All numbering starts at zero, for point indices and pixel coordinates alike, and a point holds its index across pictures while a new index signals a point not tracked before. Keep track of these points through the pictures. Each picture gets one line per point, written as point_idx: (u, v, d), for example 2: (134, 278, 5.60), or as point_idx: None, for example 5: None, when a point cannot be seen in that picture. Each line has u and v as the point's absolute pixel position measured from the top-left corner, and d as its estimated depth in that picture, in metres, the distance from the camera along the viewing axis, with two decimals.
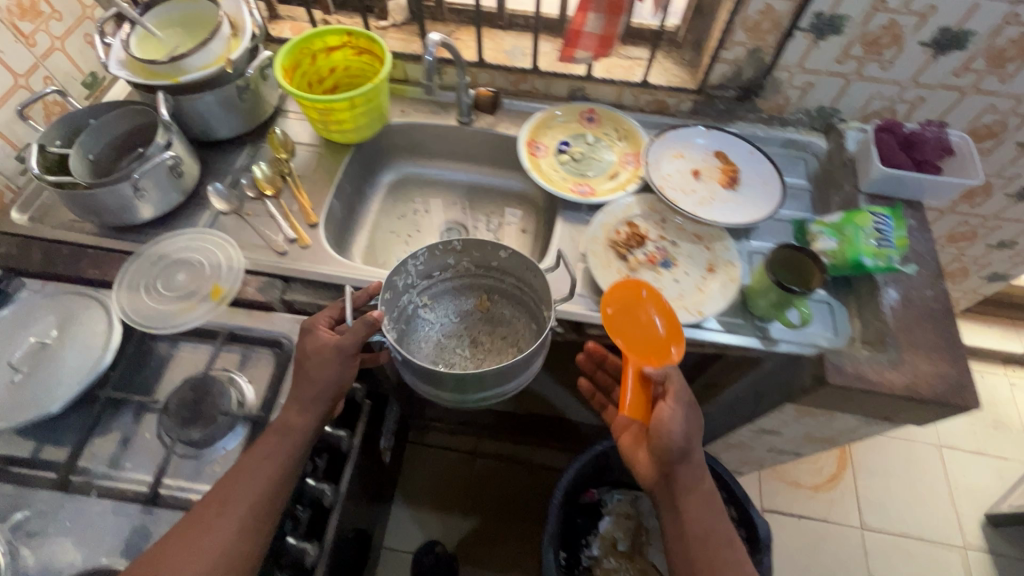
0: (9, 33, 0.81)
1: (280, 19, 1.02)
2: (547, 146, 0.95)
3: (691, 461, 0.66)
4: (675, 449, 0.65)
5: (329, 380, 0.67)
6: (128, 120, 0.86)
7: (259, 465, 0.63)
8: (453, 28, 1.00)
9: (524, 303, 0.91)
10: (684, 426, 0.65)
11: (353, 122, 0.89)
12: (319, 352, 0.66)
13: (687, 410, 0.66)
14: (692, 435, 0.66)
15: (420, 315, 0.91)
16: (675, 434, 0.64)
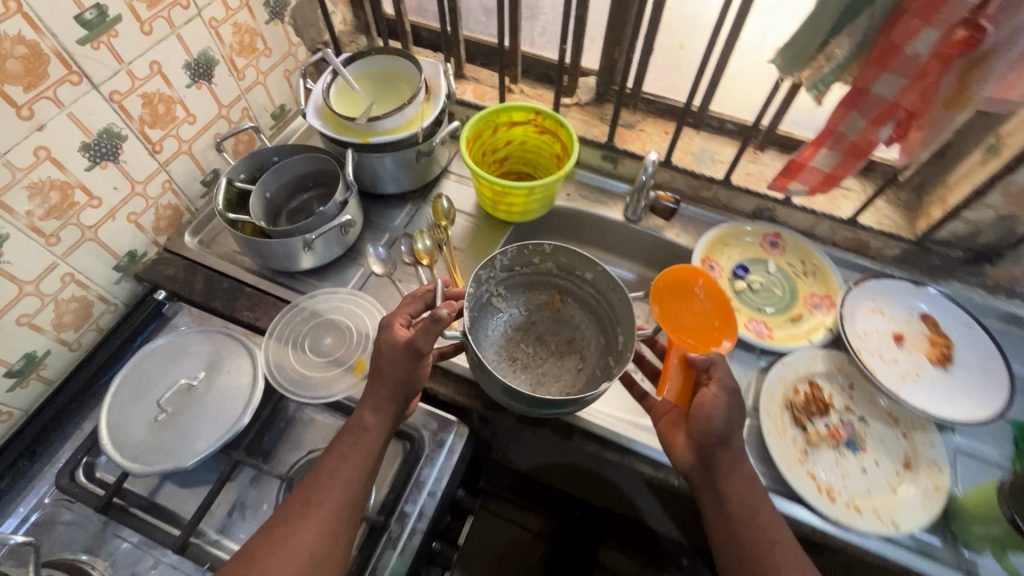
0: (226, 67, 0.83)
1: (465, 79, 1.02)
2: (722, 267, 0.86)
3: (733, 448, 0.61)
4: (716, 435, 0.61)
5: (406, 378, 0.64)
6: (308, 164, 0.87)
7: (340, 469, 0.61)
8: (639, 118, 0.95)
9: (597, 314, 0.93)
10: (723, 409, 0.61)
11: (522, 208, 0.85)
12: (393, 348, 0.63)
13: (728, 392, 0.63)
14: (731, 422, 0.62)
15: (492, 305, 0.94)
16: (714, 418, 0.61)
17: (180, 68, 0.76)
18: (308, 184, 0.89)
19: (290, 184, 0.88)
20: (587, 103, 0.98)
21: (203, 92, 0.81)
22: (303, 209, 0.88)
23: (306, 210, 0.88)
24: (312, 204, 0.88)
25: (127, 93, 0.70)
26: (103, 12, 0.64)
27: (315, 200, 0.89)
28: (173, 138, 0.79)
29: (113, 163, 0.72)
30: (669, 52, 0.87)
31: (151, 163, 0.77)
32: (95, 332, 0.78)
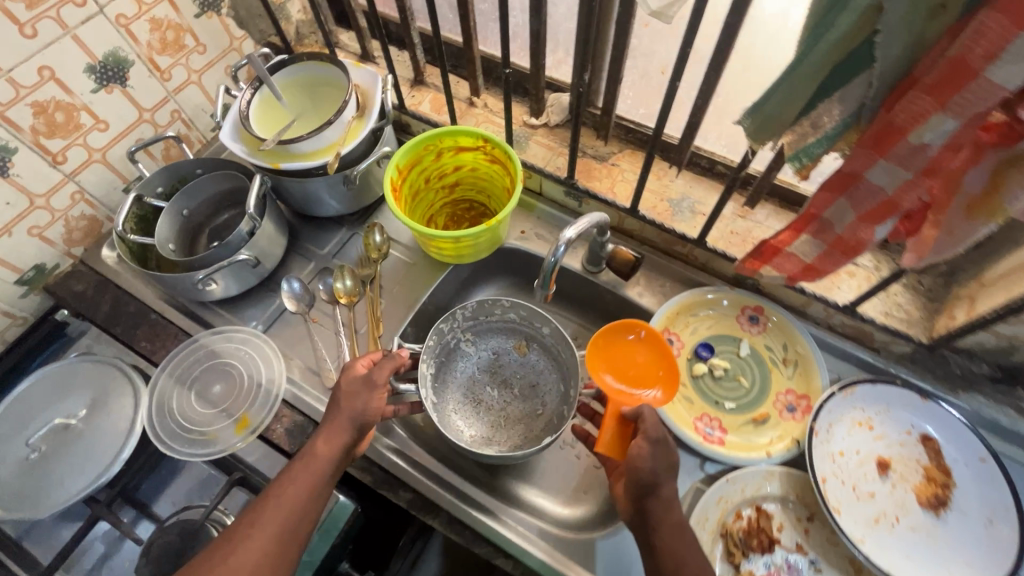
0: (145, 67, 0.75)
1: (425, 85, 0.89)
2: (682, 344, 0.73)
3: (664, 498, 0.54)
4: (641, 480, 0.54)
5: (354, 412, 0.58)
6: (230, 180, 0.79)
7: (269, 518, 0.53)
8: (614, 149, 0.80)
9: (564, 368, 0.78)
10: (654, 456, 0.55)
11: (457, 254, 0.74)
12: (353, 379, 0.60)
13: (661, 437, 0.56)
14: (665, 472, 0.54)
15: (456, 351, 0.80)
16: (641, 467, 0.54)
17: (81, 72, 0.69)
18: (233, 200, 0.81)
19: (211, 199, 0.80)
20: (558, 125, 0.83)
21: (116, 97, 0.74)
22: (225, 227, 0.81)
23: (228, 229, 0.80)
24: (235, 223, 0.81)
25: (10, 104, 0.64)
26: None
27: (238, 218, 0.81)
28: (80, 146, 0.73)
29: (2, 178, 0.66)
30: (649, 76, 0.71)
31: (54, 175, 0.72)
32: (1, 345, 0.75)
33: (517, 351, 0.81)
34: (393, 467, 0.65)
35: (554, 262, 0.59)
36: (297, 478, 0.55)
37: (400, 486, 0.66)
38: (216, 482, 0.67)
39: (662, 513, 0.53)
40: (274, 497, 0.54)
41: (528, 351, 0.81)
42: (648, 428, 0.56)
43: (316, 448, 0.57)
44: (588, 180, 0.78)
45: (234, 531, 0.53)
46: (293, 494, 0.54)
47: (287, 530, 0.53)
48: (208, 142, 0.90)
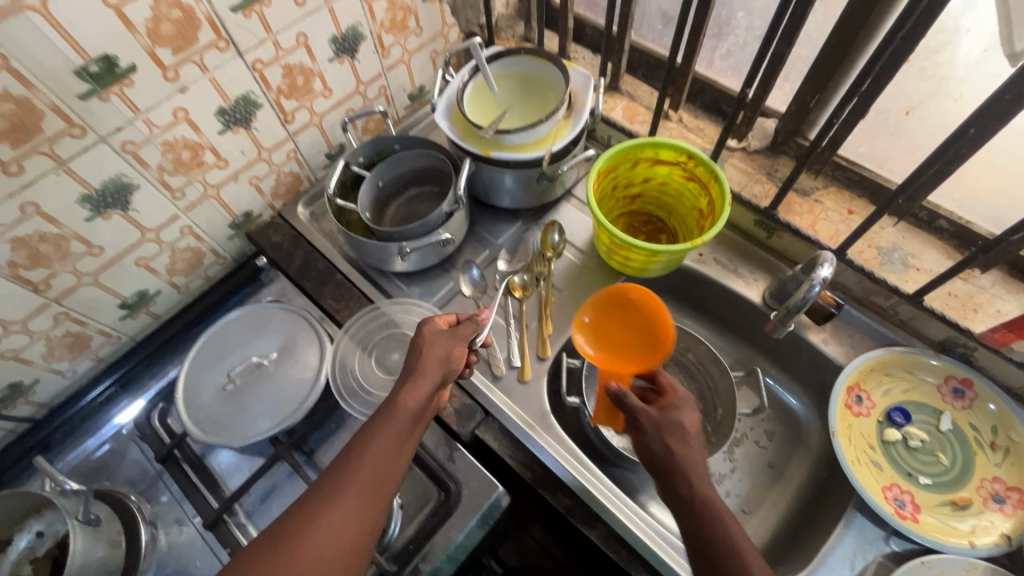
0: (373, 43, 0.80)
1: (618, 92, 0.90)
2: (873, 404, 0.68)
3: (673, 471, 0.53)
4: (650, 452, 0.55)
5: (440, 359, 0.59)
6: (428, 163, 0.82)
7: (347, 499, 0.48)
8: (817, 185, 0.77)
9: (707, 388, 0.76)
10: (658, 433, 0.55)
11: (640, 269, 0.74)
12: (436, 333, 0.60)
13: (663, 416, 0.56)
14: (672, 443, 0.54)
15: None
16: (652, 447, 0.55)
17: (326, 41, 0.73)
18: (421, 180, 0.84)
19: (403, 176, 0.83)
20: (756, 151, 0.81)
21: (345, 67, 0.79)
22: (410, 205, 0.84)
23: (415, 205, 0.84)
24: (420, 202, 0.84)
25: (269, 63, 0.69)
26: None
27: (423, 198, 0.84)
28: (306, 109, 0.78)
29: (245, 129, 0.72)
30: (888, 113, 0.67)
31: (281, 132, 0.77)
32: (202, 279, 0.82)
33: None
34: (557, 468, 0.65)
35: (805, 303, 0.60)
36: (388, 424, 0.53)
37: (560, 489, 0.65)
38: None
39: (686, 482, 0.52)
40: (359, 461, 0.50)
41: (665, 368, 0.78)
42: (640, 407, 0.57)
43: (384, 417, 0.54)
44: (786, 213, 0.75)
45: (309, 508, 0.48)
46: (383, 450, 0.51)
47: (373, 495, 0.49)
48: (400, 120, 0.94)
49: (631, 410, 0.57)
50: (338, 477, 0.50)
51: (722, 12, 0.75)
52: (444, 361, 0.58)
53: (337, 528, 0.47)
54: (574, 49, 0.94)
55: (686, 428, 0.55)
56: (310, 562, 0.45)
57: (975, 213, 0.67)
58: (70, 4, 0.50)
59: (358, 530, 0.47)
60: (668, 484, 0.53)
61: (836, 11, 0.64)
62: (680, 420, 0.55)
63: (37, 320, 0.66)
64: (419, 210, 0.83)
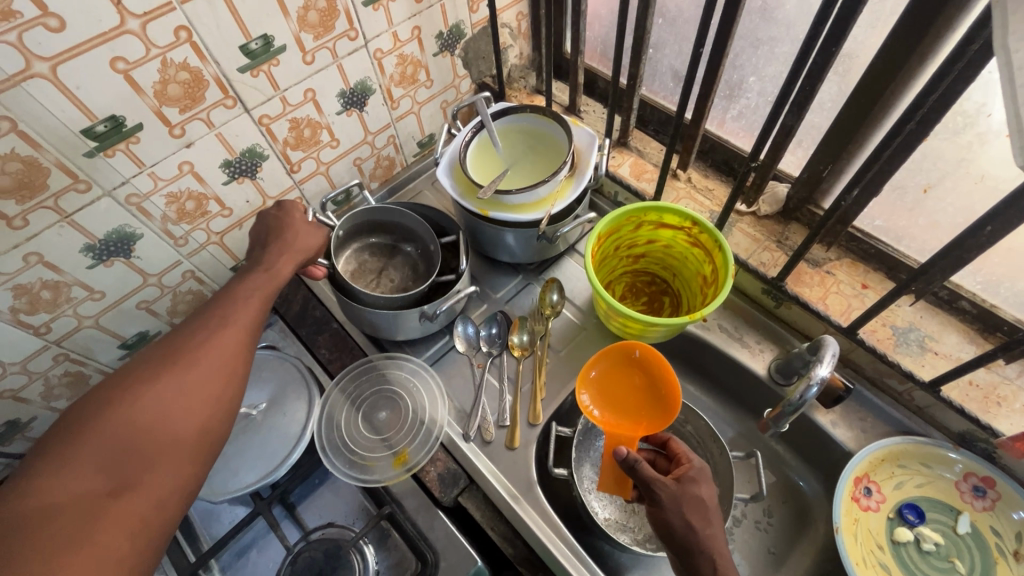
0: (382, 96, 0.81)
1: (627, 148, 0.88)
2: (884, 499, 0.64)
3: (698, 550, 0.51)
4: (674, 531, 0.52)
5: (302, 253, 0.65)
6: (369, 213, 0.75)
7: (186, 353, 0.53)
8: (830, 255, 0.73)
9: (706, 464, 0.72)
10: (677, 508, 0.53)
11: (638, 335, 0.71)
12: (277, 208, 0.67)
13: (682, 489, 0.54)
14: (694, 520, 0.52)
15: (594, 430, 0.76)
16: (671, 523, 0.52)
17: (335, 96, 0.74)
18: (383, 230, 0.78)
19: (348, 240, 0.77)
20: (767, 215, 0.78)
21: (353, 119, 0.80)
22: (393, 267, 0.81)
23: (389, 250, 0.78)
24: (382, 254, 0.78)
25: (276, 117, 0.70)
26: (269, 43, 0.63)
27: (382, 251, 0.78)
28: (312, 159, 0.79)
29: (250, 179, 0.73)
30: (905, 189, 0.64)
31: (286, 182, 0.78)
32: None
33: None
34: (539, 544, 0.63)
35: (802, 402, 0.56)
36: (253, 295, 0.60)
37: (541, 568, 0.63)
38: (367, 511, 0.68)
39: (708, 564, 0.50)
40: (226, 324, 0.57)
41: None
42: (657, 478, 0.54)
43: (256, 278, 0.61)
44: (795, 284, 0.72)
45: (182, 353, 0.53)
46: (249, 308, 0.59)
47: (240, 351, 0.56)
48: (408, 167, 0.95)
49: (651, 482, 0.54)
50: (207, 331, 0.56)
51: (733, 76, 0.74)
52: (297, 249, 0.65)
53: (212, 371, 0.53)
54: (586, 102, 0.93)
55: (707, 502, 0.53)
56: (166, 410, 0.50)
57: (999, 296, 0.62)
58: (80, 73, 0.52)
59: (229, 370, 0.54)
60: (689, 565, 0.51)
61: (851, 83, 0.62)
62: (700, 494, 0.53)
63: (36, 361, 0.68)
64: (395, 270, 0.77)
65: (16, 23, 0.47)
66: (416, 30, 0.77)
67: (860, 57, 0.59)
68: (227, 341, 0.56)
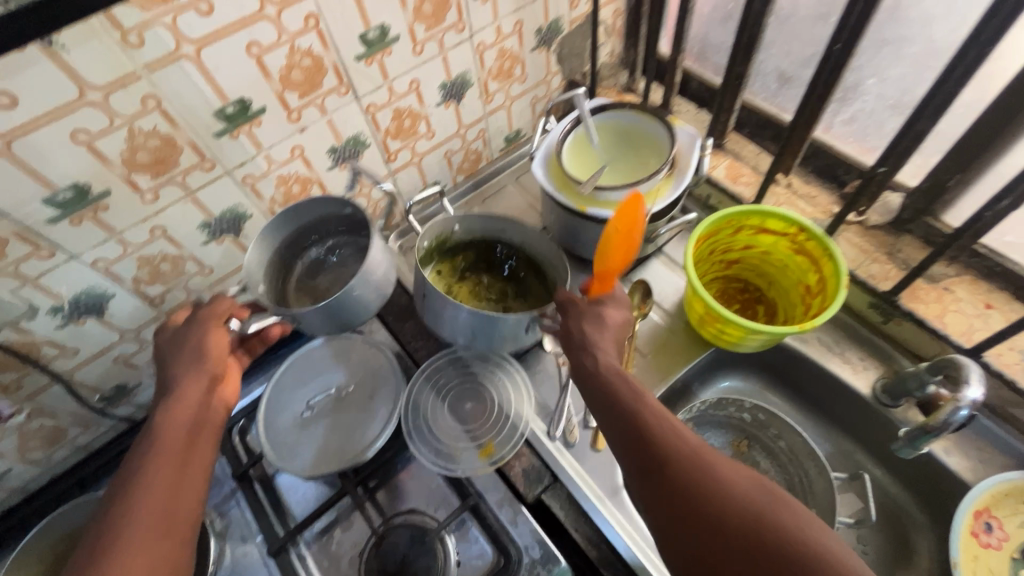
0: (478, 90, 0.81)
1: (723, 151, 0.85)
2: (1007, 537, 0.59)
3: (605, 367, 0.52)
4: (583, 352, 0.54)
5: (200, 385, 0.55)
6: (281, 233, 0.70)
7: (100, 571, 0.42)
8: (949, 271, 0.68)
9: (801, 483, 0.68)
10: (580, 322, 0.56)
11: (735, 342, 0.69)
12: (169, 341, 0.58)
13: (589, 308, 0.57)
14: (590, 330, 0.55)
15: None
16: (570, 329, 0.56)
17: (436, 87, 0.75)
18: (294, 260, 0.73)
19: (279, 279, 0.72)
20: (877, 226, 0.73)
21: (449, 112, 0.80)
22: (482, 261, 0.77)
23: (325, 262, 0.74)
24: (318, 267, 0.74)
25: (382, 107, 0.72)
26: (385, 32, 0.64)
27: (320, 264, 0.74)
28: (408, 149, 0.80)
29: (351, 166, 0.75)
30: None
31: (383, 170, 0.80)
32: None
33: (735, 452, 0.74)
34: (625, 551, 0.62)
35: (945, 425, 0.55)
36: (162, 468, 0.49)
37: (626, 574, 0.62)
38: (448, 501, 0.68)
39: (594, 362, 0.52)
40: (130, 509, 0.46)
41: (749, 451, 0.73)
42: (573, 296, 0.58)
43: (148, 442, 0.51)
44: (908, 299, 0.67)
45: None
46: (155, 496, 0.47)
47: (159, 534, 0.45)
48: (493, 162, 0.95)
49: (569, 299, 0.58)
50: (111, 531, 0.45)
51: (851, 78, 0.70)
52: (194, 387, 0.55)
53: None
54: (678, 102, 0.91)
55: (607, 316, 0.56)
56: None
57: None
58: (220, 55, 0.54)
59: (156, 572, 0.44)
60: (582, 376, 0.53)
61: (996, 88, 0.57)
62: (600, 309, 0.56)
63: (147, 331, 0.71)
64: (341, 269, 0.73)
65: (172, 5, 0.49)
66: (518, 24, 0.77)
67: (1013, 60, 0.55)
68: (137, 545, 0.44)
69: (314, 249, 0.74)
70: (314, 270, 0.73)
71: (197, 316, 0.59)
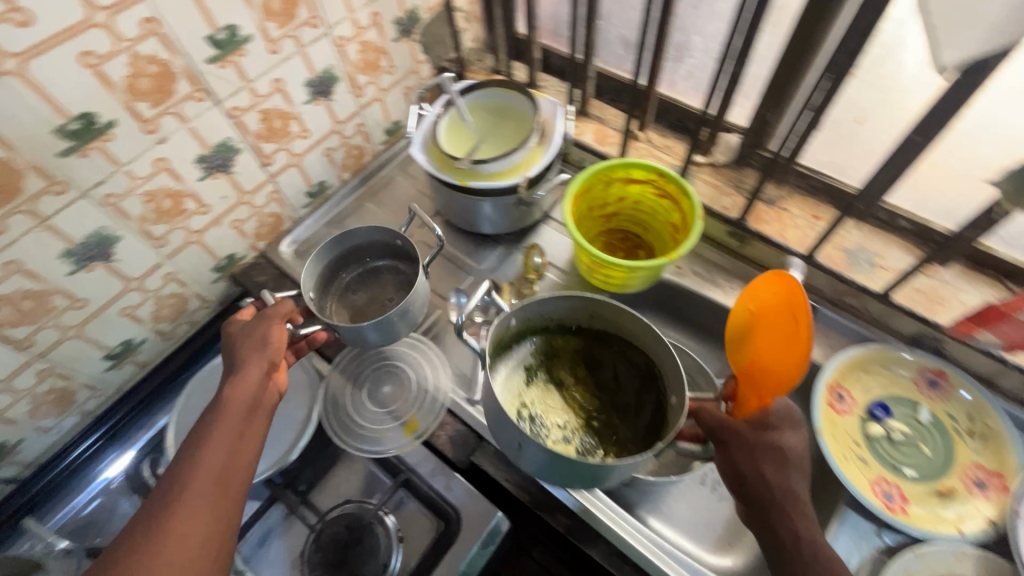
0: (347, 84, 0.82)
1: (588, 117, 0.93)
2: (855, 402, 0.71)
3: (754, 478, 0.55)
4: (740, 474, 0.56)
5: (264, 363, 0.59)
6: (332, 248, 0.74)
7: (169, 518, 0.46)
8: (783, 194, 0.79)
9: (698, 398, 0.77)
10: (750, 454, 0.56)
11: (620, 283, 0.76)
12: (240, 329, 0.62)
13: (757, 437, 0.56)
14: (773, 476, 0.55)
15: None
16: (736, 464, 0.56)
17: (302, 85, 0.75)
18: (341, 270, 0.77)
19: (327, 289, 0.76)
20: (723, 165, 0.84)
21: (321, 109, 0.81)
22: (555, 354, 0.72)
23: (371, 281, 0.78)
24: (364, 282, 0.77)
25: (247, 109, 0.71)
26: (235, 33, 0.64)
27: (364, 279, 0.78)
28: (285, 151, 0.80)
29: (225, 174, 0.73)
30: (841, 123, 0.69)
31: (261, 175, 0.78)
32: (188, 325, 0.83)
33: None
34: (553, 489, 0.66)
35: None
36: (226, 434, 0.53)
37: (558, 509, 0.66)
38: (381, 482, 0.70)
39: (790, 514, 0.53)
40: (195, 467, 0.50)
41: None
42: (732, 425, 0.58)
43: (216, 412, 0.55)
44: (754, 222, 0.78)
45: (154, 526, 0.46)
46: (217, 458, 0.51)
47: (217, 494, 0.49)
48: (377, 155, 0.96)
49: (722, 426, 0.59)
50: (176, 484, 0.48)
51: (679, 37, 0.79)
52: (258, 365, 0.58)
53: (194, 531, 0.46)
54: (543, 78, 0.97)
55: (786, 451, 0.55)
56: None
57: (931, 212, 0.67)
58: (50, 68, 0.51)
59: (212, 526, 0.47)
60: (764, 509, 0.54)
61: (784, 32, 0.68)
62: (777, 443, 0.55)
63: (21, 378, 0.66)
64: (382, 290, 0.76)
65: None
66: (374, 16, 0.79)
67: (791, 7, 0.66)
68: (196, 502, 0.48)
69: (367, 264, 0.78)
70: (360, 288, 0.77)
71: (265, 312, 0.63)
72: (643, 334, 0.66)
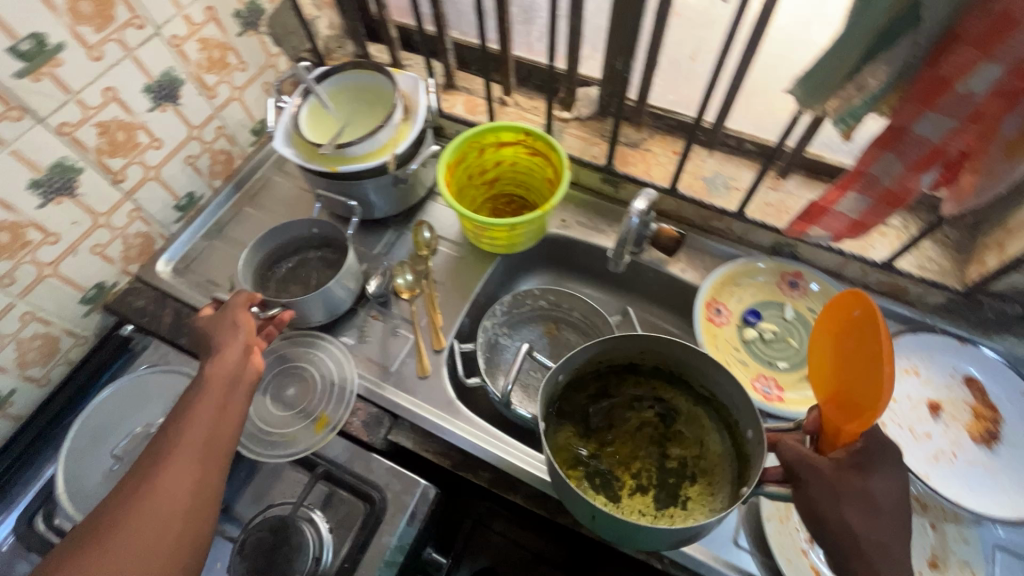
0: (195, 86, 0.78)
1: (455, 89, 0.94)
2: (731, 313, 0.77)
3: (838, 526, 0.46)
4: (819, 517, 0.47)
5: (238, 340, 0.60)
6: (264, 242, 0.75)
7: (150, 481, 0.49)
8: (644, 135, 0.84)
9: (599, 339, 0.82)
10: (832, 498, 0.47)
11: (508, 244, 0.78)
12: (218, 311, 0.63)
13: (840, 479, 0.47)
14: (857, 522, 0.46)
15: (499, 343, 0.83)
16: (818, 508, 0.47)
17: (140, 92, 0.71)
18: (278, 263, 0.78)
19: (262, 282, 0.77)
20: (588, 117, 0.88)
21: (169, 115, 0.76)
22: (606, 394, 0.68)
23: (304, 270, 0.79)
24: (298, 274, 0.78)
25: (79, 124, 0.66)
26: (42, 42, 0.59)
27: (296, 273, 0.78)
28: (138, 164, 0.75)
29: (69, 197, 0.68)
30: (677, 61, 0.74)
31: (114, 193, 0.74)
32: (65, 365, 0.77)
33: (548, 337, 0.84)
34: (470, 448, 0.68)
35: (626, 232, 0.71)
36: (207, 400, 0.55)
37: (480, 466, 0.69)
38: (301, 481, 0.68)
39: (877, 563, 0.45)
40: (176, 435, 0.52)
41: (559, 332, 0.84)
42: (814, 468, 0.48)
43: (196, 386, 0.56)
44: (622, 165, 0.82)
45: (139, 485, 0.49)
46: (196, 426, 0.53)
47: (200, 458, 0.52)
48: (248, 158, 0.92)
49: (802, 462, 0.49)
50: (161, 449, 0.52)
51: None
52: (234, 341, 0.59)
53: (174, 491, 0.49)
54: (406, 56, 0.97)
55: (876, 496, 0.46)
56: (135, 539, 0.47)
57: (768, 129, 0.74)
58: None
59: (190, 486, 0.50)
60: (847, 559, 0.46)
61: None
62: (868, 487, 0.46)
63: None
64: (316, 278, 0.78)
65: None
66: (208, 10, 0.75)
67: None
68: (177, 469, 0.50)
69: (302, 257, 0.80)
70: (294, 278, 0.78)
71: (233, 301, 0.64)
72: (701, 363, 0.61)
